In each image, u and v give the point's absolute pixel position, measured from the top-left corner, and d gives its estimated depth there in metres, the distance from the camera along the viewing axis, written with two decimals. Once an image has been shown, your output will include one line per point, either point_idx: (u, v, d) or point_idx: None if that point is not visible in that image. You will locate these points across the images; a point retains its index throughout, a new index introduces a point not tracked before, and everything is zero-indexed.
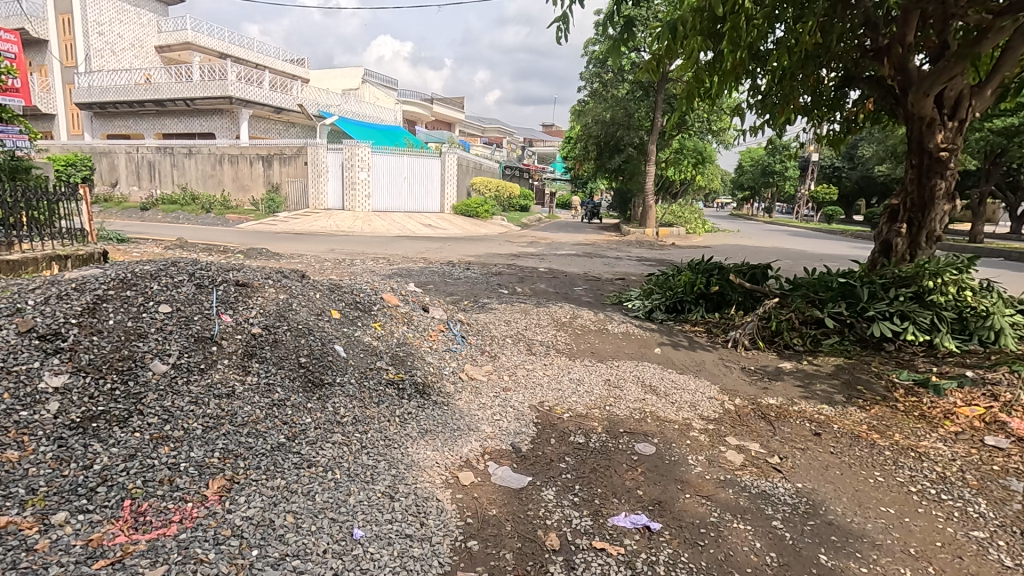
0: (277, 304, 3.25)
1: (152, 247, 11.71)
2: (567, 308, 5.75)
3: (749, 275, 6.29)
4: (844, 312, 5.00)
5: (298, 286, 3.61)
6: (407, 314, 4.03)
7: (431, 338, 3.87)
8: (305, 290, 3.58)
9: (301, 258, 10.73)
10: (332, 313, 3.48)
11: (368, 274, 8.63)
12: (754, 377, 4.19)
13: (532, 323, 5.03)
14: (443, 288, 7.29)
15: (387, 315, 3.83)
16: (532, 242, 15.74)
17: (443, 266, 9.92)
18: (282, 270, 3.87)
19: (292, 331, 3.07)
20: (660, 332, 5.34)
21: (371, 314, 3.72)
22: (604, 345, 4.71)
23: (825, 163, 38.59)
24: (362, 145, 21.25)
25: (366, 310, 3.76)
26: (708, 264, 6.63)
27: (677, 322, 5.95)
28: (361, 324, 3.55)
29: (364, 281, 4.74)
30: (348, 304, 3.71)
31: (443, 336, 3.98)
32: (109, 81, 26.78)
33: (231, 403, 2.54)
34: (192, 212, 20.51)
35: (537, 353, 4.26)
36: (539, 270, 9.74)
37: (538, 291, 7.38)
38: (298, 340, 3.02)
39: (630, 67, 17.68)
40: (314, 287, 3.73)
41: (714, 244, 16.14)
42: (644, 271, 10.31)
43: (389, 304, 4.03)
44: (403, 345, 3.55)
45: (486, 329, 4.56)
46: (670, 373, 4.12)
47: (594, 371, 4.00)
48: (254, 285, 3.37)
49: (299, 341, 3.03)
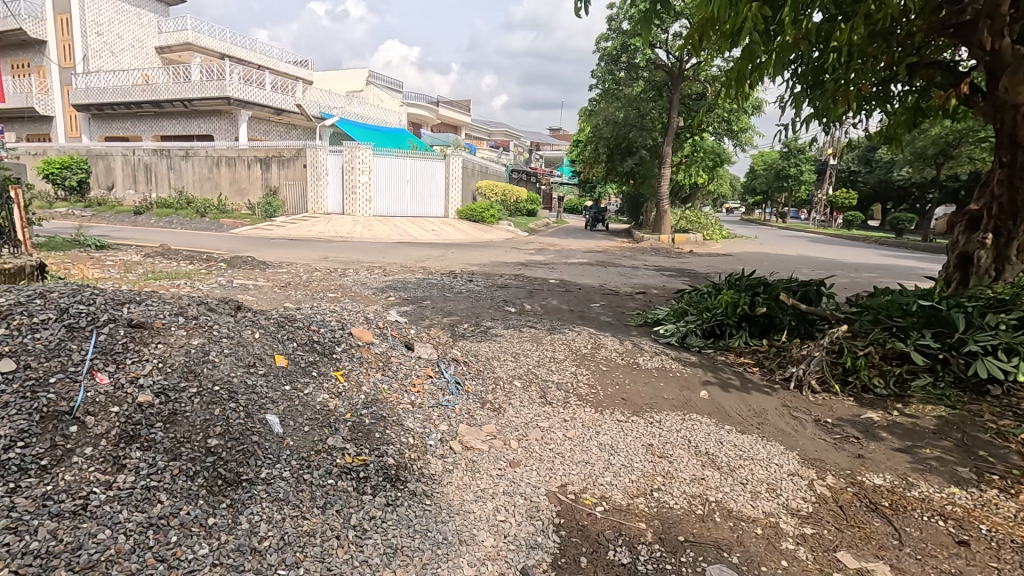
0: (187, 356, 2.43)
1: (132, 254, 10.89)
2: (587, 334, 4.80)
3: (800, 295, 5.35)
4: (934, 344, 3.99)
5: (222, 324, 2.81)
6: (385, 356, 3.10)
7: (415, 388, 2.94)
8: (231, 330, 2.78)
9: (290, 266, 9.87)
10: (274, 359, 2.67)
11: (360, 286, 7.74)
12: (839, 437, 3.21)
13: (545, 356, 4.08)
14: (441, 305, 6.37)
15: (355, 360, 2.93)
16: (540, 249, 14.84)
17: (444, 277, 9.00)
18: (205, 302, 3.09)
19: (200, 398, 2.23)
20: (701, 366, 4.37)
21: (332, 361, 2.86)
22: (638, 388, 3.75)
23: (842, 166, 37.55)
24: (363, 146, 20.41)
25: (326, 354, 2.91)
26: (751, 280, 5.66)
27: (719, 351, 5.00)
28: (317, 375, 2.70)
29: (337, 305, 3.82)
30: (301, 345, 2.89)
31: (432, 385, 3.04)
32: (107, 82, 26.16)
33: (75, 529, 1.60)
34: (186, 216, 19.75)
35: (554, 403, 3.30)
36: (550, 283, 8.78)
37: (549, 309, 6.42)
38: (208, 412, 2.17)
39: (644, 65, 16.71)
40: (247, 323, 2.92)
41: (735, 252, 15.14)
42: (667, 283, 9.34)
43: (360, 344, 3.11)
44: (373, 405, 2.63)
45: (489, 368, 3.62)
46: (732, 433, 3.14)
47: (630, 432, 3.03)
48: (154, 327, 2.59)
49: (211, 415, 2.16)
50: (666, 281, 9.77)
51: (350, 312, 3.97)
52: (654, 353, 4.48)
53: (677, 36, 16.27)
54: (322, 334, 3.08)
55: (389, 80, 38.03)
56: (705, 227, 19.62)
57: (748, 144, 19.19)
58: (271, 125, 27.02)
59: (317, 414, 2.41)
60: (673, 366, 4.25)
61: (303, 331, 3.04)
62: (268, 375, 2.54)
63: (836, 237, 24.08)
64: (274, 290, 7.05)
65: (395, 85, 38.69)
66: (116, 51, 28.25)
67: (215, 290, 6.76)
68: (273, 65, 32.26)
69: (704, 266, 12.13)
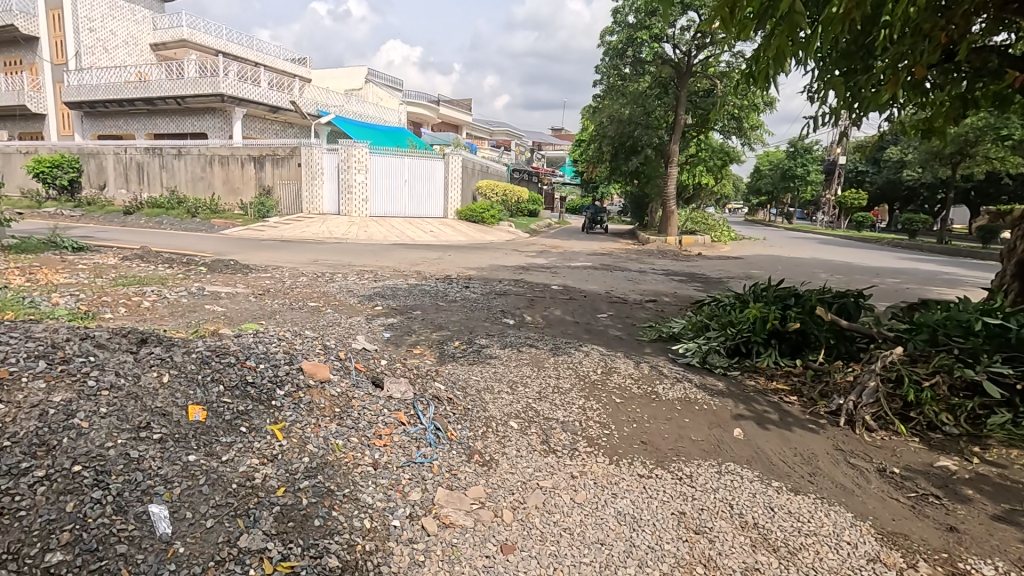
0: (41, 422, 2.01)
1: (110, 256, 10.28)
2: (596, 354, 4.18)
3: (837, 308, 4.72)
4: (1011, 373, 3.33)
5: (113, 362, 2.45)
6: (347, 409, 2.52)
7: (381, 442, 2.38)
8: (125, 373, 2.39)
9: (275, 270, 9.27)
10: (186, 413, 2.26)
11: (346, 293, 7.14)
12: (917, 497, 2.56)
13: (548, 384, 3.46)
14: (432, 317, 5.76)
15: (302, 419, 2.39)
16: (542, 251, 14.21)
17: (438, 282, 8.37)
18: (92, 332, 2.72)
19: (49, 489, 1.77)
20: (731, 393, 3.74)
21: (267, 415, 2.38)
22: (658, 425, 3.14)
23: (850, 167, 36.92)
24: (359, 145, 19.76)
25: (262, 403, 2.46)
26: (780, 291, 5.02)
27: (746, 373, 4.35)
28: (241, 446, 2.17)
29: (296, 334, 3.24)
30: (225, 390, 2.47)
31: (404, 440, 2.44)
32: (99, 79, 25.61)
33: None
34: (177, 217, 19.18)
35: (558, 452, 2.69)
36: (552, 290, 8.15)
37: (550, 321, 5.78)
38: (56, 512, 1.69)
39: (651, 60, 16.11)
40: (144, 361, 2.52)
41: (745, 255, 14.48)
42: (677, 290, 8.69)
43: (313, 398, 2.55)
44: (317, 482, 2.04)
45: (479, 403, 3.00)
46: (781, 493, 2.50)
47: (649, 492, 2.42)
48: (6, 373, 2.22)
49: (57, 515, 1.69)
50: (677, 286, 9.12)
51: (317, 340, 3.39)
52: (674, 378, 3.84)
53: (685, 29, 15.68)
54: (262, 380, 2.59)
55: (389, 78, 37.44)
56: (712, 228, 18.99)
57: (759, 141, 18.52)
58: (267, 123, 26.45)
59: (229, 502, 1.87)
60: (697, 394, 3.61)
61: (237, 372, 2.61)
62: (167, 445, 2.08)
63: (845, 238, 23.38)
64: (250, 298, 6.42)
65: (395, 83, 38.10)
66: (110, 47, 27.68)
67: (184, 298, 6.12)
68: (270, 62, 31.71)
69: (714, 270, 11.48)
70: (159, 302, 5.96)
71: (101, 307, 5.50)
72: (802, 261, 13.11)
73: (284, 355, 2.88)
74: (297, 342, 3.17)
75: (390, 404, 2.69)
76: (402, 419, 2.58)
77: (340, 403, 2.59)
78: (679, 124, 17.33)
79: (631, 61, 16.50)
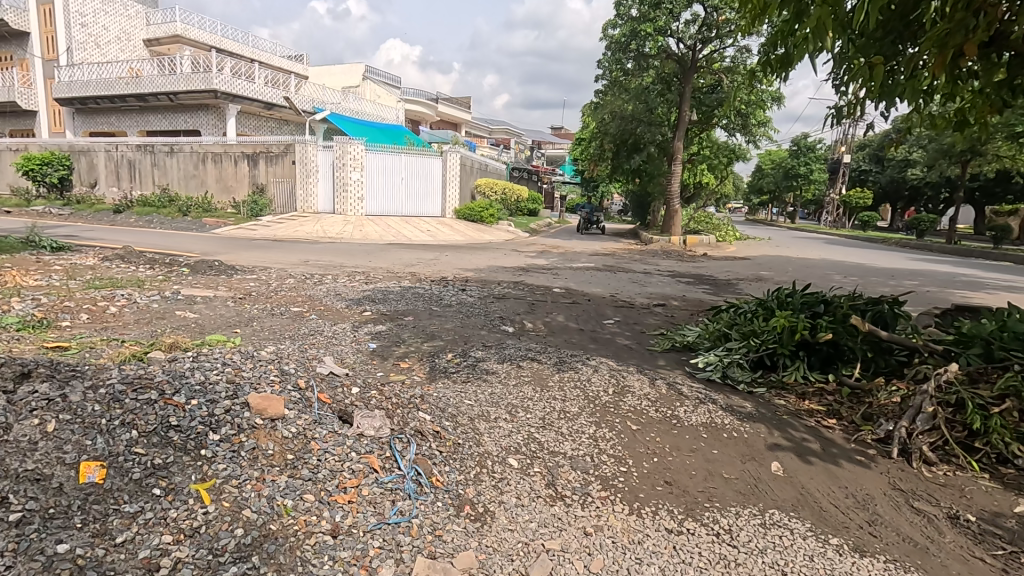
0: None
1: (89, 257, 9.78)
2: (607, 370, 3.69)
3: (872, 316, 4.24)
4: None
5: None
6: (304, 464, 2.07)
7: (346, 505, 1.93)
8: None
9: (261, 272, 8.79)
10: (76, 474, 1.84)
11: (334, 297, 6.67)
12: (1003, 556, 2.11)
13: (552, 407, 3.00)
14: (424, 324, 5.30)
15: (238, 483, 1.94)
16: (542, 251, 13.74)
17: (433, 285, 7.89)
18: None
19: None
20: (762, 416, 3.27)
21: (192, 473, 1.95)
22: (683, 459, 2.67)
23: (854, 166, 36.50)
24: (355, 142, 19.21)
25: (188, 454, 2.03)
26: (808, 297, 4.54)
27: (774, 392, 3.88)
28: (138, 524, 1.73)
29: (250, 358, 2.77)
30: (139, 435, 2.05)
31: (377, 499, 1.99)
32: (90, 75, 25.08)
33: None
34: (168, 215, 18.69)
35: (568, 499, 2.22)
36: (554, 292, 7.70)
37: (553, 330, 5.30)
38: None
39: (654, 54, 15.61)
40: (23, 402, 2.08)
41: (752, 255, 14.00)
42: (686, 293, 8.22)
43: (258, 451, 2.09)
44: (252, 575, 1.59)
45: (472, 438, 2.53)
46: (843, 555, 2.03)
47: (679, 555, 1.95)
48: None
49: None
50: (685, 289, 8.64)
51: (285, 366, 2.94)
52: (696, 398, 3.37)
53: (690, 22, 15.20)
54: (198, 422, 2.15)
55: (387, 75, 36.91)
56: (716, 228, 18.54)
57: (766, 137, 18.01)
58: (261, 120, 25.95)
59: None
60: (725, 418, 3.14)
61: (159, 410, 2.17)
62: (35, 530, 1.63)
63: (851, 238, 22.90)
64: (229, 303, 5.94)
65: (393, 81, 37.58)
66: (102, 43, 27.14)
67: (156, 303, 5.64)
68: (266, 59, 31.19)
69: (721, 271, 11.03)
70: (128, 307, 5.48)
71: (62, 314, 5.03)
72: (812, 261, 12.65)
73: (243, 386, 2.45)
74: (272, 367, 2.75)
75: (360, 445, 2.25)
76: (375, 466, 2.13)
77: (295, 448, 2.16)
78: (683, 121, 16.86)
79: (634, 56, 15.98)
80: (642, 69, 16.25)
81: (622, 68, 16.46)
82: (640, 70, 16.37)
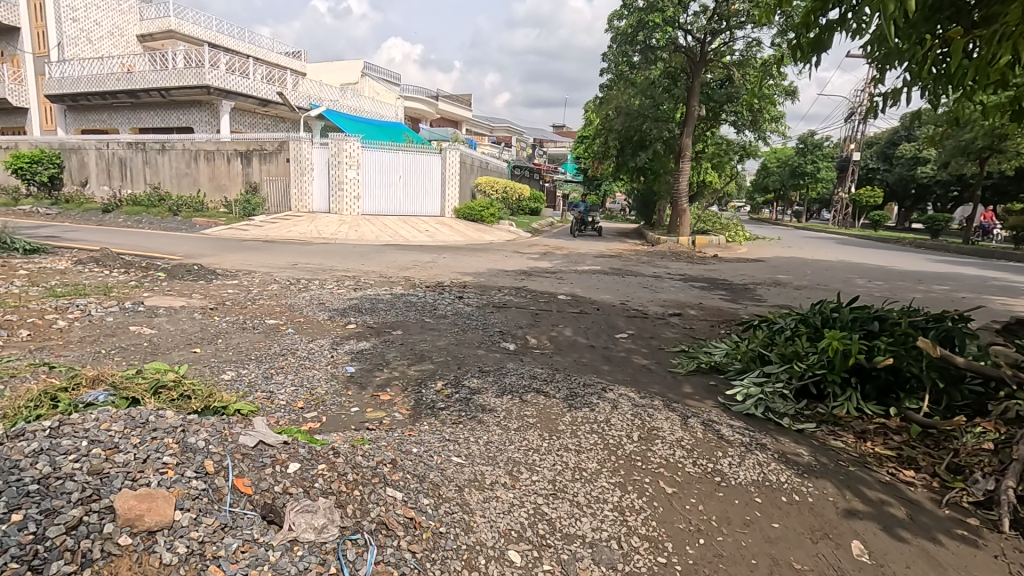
0: None
1: (61, 261, 9.15)
2: (628, 405, 3.06)
3: (938, 336, 3.60)
4: None
5: None
6: None
7: None
8: None
9: (243, 278, 8.17)
10: None
11: (317, 307, 6.04)
12: None
13: (564, 464, 2.38)
14: (413, 341, 4.67)
15: None
16: (545, 253, 13.10)
17: (428, 292, 7.26)
18: None
19: None
20: (824, 470, 2.61)
21: None
22: (737, 542, 2.04)
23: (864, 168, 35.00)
24: (350, 138, 18.56)
25: None
26: (859, 314, 3.90)
27: (827, 429, 3.24)
28: None
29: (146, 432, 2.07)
30: None
31: None
32: (81, 71, 24.47)
33: None
34: (158, 215, 18.09)
35: None
36: (560, 300, 7.06)
37: (560, 347, 4.67)
38: None
39: (662, 47, 14.97)
40: None
41: (765, 257, 13.36)
42: (702, 300, 7.58)
43: None
44: None
45: (459, 529, 1.89)
46: None
47: None
48: None
49: None
50: (701, 296, 8.00)
51: (211, 422, 2.31)
52: (741, 444, 2.74)
53: (699, 13, 14.58)
54: (15, 552, 1.48)
55: (386, 72, 36.29)
56: (725, 228, 17.87)
57: (777, 132, 17.37)
58: (257, 117, 25.34)
59: None
60: (779, 473, 2.51)
61: None
62: None
63: (864, 238, 22.16)
64: (197, 314, 5.32)
65: (393, 78, 36.96)
66: (94, 39, 26.53)
67: (113, 315, 5.02)
68: (262, 55, 30.57)
69: (735, 275, 10.38)
70: (80, 320, 4.86)
71: (0, 329, 4.41)
72: (831, 264, 11.97)
73: (104, 477, 1.80)
74: (172, 436, 2.08)
75: (290, 564, 1.62)
76: None
77: None
78: (692, 116, 16.21)
79: (641, 48, 15.33)
80: (649, 62, 15.61)
81: (628, 61, 15.81)
82: (646, 63, 15.72)
